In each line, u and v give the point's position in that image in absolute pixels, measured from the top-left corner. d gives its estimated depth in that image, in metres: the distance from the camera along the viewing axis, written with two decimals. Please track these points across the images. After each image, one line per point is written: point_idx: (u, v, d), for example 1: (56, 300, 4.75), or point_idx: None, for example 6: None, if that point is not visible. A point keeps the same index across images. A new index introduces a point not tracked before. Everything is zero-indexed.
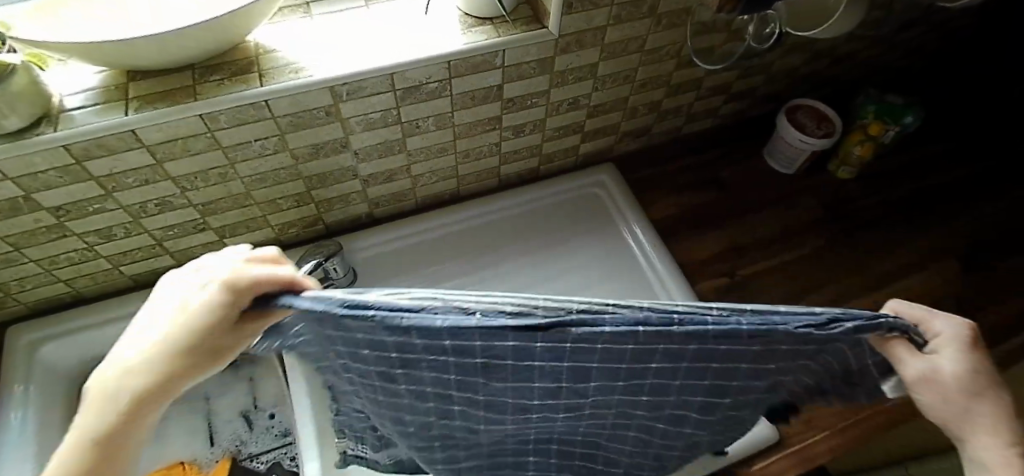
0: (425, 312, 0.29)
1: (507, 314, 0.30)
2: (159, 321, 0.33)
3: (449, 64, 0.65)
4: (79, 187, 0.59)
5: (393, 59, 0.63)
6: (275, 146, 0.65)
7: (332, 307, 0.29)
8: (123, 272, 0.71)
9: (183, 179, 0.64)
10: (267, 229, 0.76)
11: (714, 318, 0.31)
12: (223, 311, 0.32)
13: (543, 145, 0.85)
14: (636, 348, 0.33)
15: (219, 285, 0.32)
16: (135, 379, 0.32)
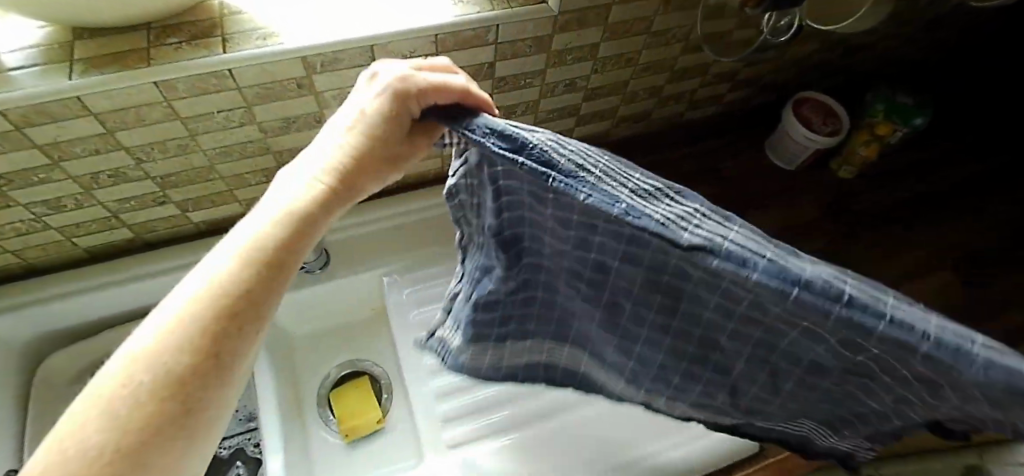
0: (562, 176, 0.27)
1: (636, 210, 0.26)
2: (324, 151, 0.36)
3: (437, 38, 0.59)
4: (20, 156, 0.53)
5: (374, 29, 0.56)
6: (241, 119, 0.59)
7: (478, 144, 0.30)
8: (76, 244, 0.66)
9: (138, 150, 0.58)
10: (235, 203, 0.71)
11: (815, 299, 0.24)
12: (394, 110, 0.36)
13: (535, 127, 0.79)
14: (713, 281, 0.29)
15: (381, 89, 0.36)
16: (296, 202, 0.33)
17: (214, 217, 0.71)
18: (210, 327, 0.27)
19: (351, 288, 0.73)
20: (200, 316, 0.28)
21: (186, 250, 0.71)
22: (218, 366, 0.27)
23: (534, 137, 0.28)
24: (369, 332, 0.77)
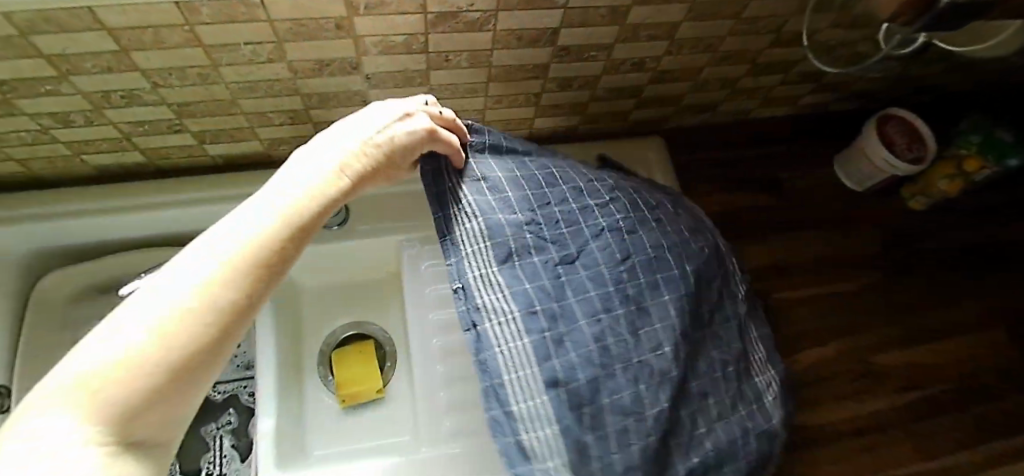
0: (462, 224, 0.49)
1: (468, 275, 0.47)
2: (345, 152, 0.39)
3: None
4: (26, 63, 0.48)
5: None
6: (269, 55, 0.53)
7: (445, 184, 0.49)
8: (85, 161, 0.63)
9: (154, 73, 0.53)
10: (255, 141, 0.65)
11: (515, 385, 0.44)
12: (409, 148, 0.43)
13: (589, 104, 0.71)
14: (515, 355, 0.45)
15: (410, 128, 0.43)
16: (310, 189, 0.35)
17: (231, 152, 0.66)
18: (253, 277, 0.29)
19: (367, 250, 0.70)
20: (238, 274, 0.28)
21: (198, 184, 0.66)
22: (245, 309, 0.28)
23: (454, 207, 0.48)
24: (381, 299, 0.73)
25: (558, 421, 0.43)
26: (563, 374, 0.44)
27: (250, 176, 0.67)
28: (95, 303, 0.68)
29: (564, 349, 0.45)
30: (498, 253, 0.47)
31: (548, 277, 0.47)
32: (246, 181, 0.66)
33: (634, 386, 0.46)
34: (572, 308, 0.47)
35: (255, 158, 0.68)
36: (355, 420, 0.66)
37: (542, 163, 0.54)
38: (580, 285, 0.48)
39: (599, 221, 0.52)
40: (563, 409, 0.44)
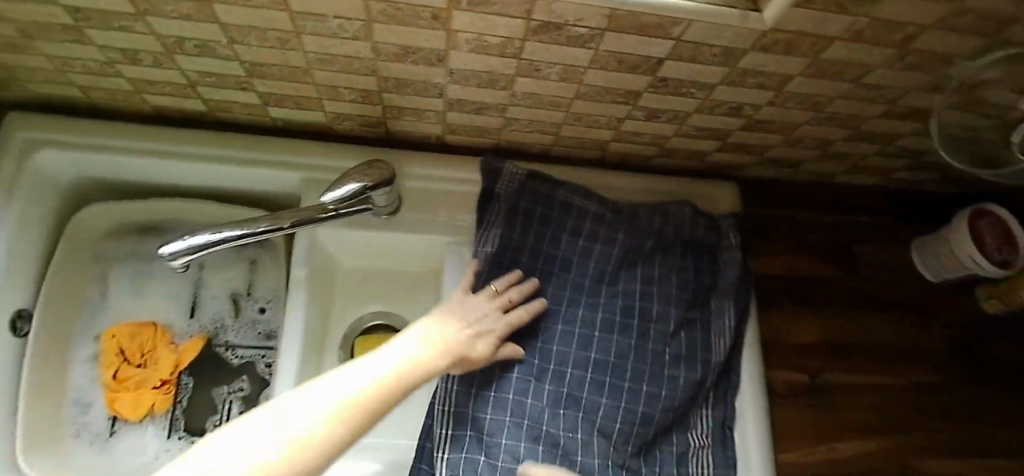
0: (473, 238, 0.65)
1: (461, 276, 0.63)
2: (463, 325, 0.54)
3: (613, 14, 0.47)
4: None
5: None
6: (355, 32, 0.50)
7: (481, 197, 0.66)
8: (145, 99, 0.61)
9: (234, 28, 0.50)
10: (320, 113, 0.62)
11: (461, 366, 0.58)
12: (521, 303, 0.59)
13: (671, 139, 0.66)
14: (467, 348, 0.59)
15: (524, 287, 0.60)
16: (422, 356, 0.49)
17: (292, 118, 0.63)
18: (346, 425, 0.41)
19: (412, 247, 0.67)
20: (348, 417, 0.42)
21: (251, 144, 0.63)
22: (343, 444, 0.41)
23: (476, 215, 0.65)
24: (414, 295, 0.70)
25: (471, 419, 0.56)
26: (476, 404, 0.57)
27: (307, 147, 0.64)
28: (126, 242, 0.67)
29: (506, 387, 0.58)
30: None
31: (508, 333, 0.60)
32: (302, 150, 0.64)
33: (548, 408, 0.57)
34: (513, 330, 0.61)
35: (315, 128, 0.65)
36: None
37: (581, 244, 0.65)
38: (537, 353, 0.60)
39: (577, 313, 0.62)
40: (462, 427, 0.56)
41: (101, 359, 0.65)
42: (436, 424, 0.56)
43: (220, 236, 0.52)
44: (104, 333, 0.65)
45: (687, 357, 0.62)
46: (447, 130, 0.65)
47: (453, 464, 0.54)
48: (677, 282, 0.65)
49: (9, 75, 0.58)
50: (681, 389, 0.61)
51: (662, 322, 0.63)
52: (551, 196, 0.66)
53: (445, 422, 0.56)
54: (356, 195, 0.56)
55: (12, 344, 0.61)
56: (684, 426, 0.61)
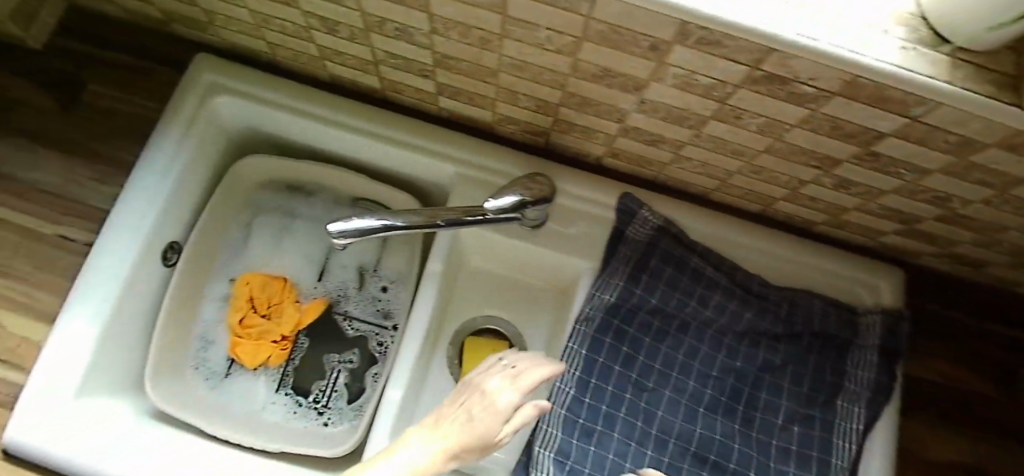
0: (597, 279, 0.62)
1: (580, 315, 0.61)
2: (460, 414, 0.46)
3: (852, 80, 0.41)
4: None
5: (789, 31, 0.39)
6: (560, 45, 0.47)
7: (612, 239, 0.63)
8: (325, 66, 0.63)
9: (441, 20, 0.49)
10: (488, 112, 0.61)
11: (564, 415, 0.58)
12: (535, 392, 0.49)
13: (848, 212, 0.60)
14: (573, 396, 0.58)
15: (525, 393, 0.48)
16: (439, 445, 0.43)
17: (459, 110, 0.63)
18: None
19: (545, 263, 0.66)
20: None
21: (414, 128, 0.64)
22: None
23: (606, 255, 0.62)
24: (534, 308, 0.70)
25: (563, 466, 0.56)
26: (576, 456, 0.56)
27: (465, 142, 0.64)
28: (276, 196, 0.71)
29: (603, 445, 0.57)
30: (584, 361, 0.58)
31: (614, 389, 0.58)
32: (459, 144, 0.63)
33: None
34: (621, 386, 0.58)
35: (476, 124, 0.65)
36: None
37: (705, 313, 0.61)
38: (640, 414, 0.58)
39: (687, 385, 0.59)
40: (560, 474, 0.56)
41: (231, 301, 0.68)
42: (535, 467, 0.56)
43: (376, 223, 0.51)
44: (238, 277, 0.68)
45: (793, 455, 0.58)
46: (608, 153, 0.63)
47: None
48: (792, 375, 0.60)
49: (209, 18, 0.60)
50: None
51: (769, 412, 0.59)
52: (684, 260, 0.62)
53: (546, 466, 0.56)
54: (513, 207, 0.54)
55: (159, 272, 0.64)
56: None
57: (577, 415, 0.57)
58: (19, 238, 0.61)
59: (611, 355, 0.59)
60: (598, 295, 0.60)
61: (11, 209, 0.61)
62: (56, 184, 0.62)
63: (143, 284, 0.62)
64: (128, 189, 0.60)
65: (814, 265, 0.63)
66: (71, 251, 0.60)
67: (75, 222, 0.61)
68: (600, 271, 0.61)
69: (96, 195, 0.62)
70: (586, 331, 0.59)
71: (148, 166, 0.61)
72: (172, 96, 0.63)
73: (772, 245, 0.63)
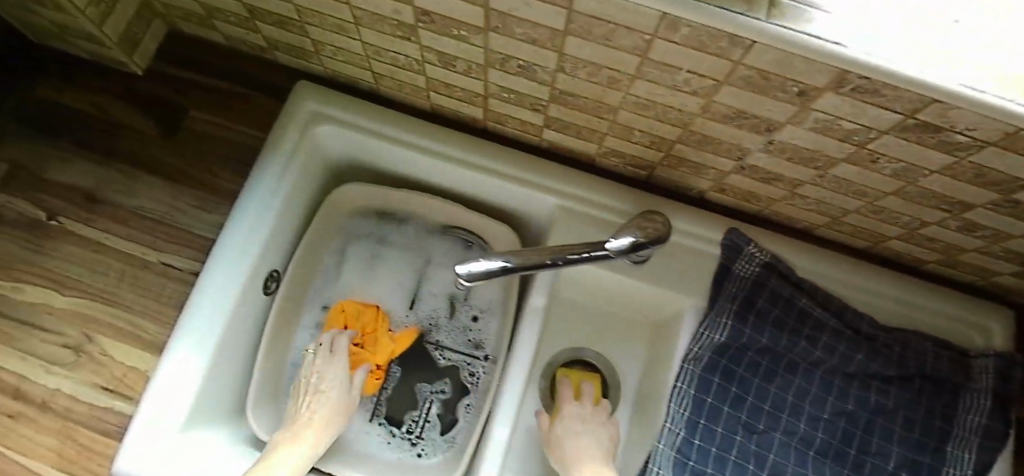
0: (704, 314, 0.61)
1: (687, 350, 0.60)
2: (317, 398, 0.60)
3: (1014, 133, 0.39)
4: (468, 8, 0.45)
5: (953, 82, 0.37)
6: (696, 87, 0.46)
7: (717, 271, 0.62)
8: (428, 97, 0.63)
9: (570, 60, 0.48)
10: (593, 144, 0.61)
11: (676, 450, 0.56)
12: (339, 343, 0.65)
13: (966, 254, 0.58)
14: (683, 433, 0.57)
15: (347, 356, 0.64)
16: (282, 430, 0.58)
17: (562, 141, 0.63)
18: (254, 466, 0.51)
19: (643, 299, 0.65)
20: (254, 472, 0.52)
21: (515, 161, 0.65)
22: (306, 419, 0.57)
23: (713, 289, 0.61)
24: (627, 341, 0.70)
25: None
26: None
27: (566, 175, 0.64)
28: (369, 223, 0.71)
29: None
30: (692, 401, 0.58)
31: (724, 430, 0.57)
32: (560, 177, 0.64)
33: None
34: (733, 426, 0.58)
35: (577, 156, 0.65)
36: None
37: (815, 353, 0.59)
38: (752, 457, 0.57)
39: (797, 428, 0.58)
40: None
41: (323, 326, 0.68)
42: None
43: (491, 264, 0.50)
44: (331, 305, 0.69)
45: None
46: (715, 188, 0.62)
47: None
48: (903, 420, 0.58)
49: (316, 48, 0.60)
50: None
51: (880, 457, 0.58)
52: (791, 299, 0.60)
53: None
54: (629, 248, 0.53)
55: (259, 301, 0.64)
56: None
57: (687, 456, 0.56)
58: (123, 266, 0.61)
59: (719, 395, 0.58)
60: (707, 334, 0.60)
61: (115, 237, 0.61)
62: (159, 211, 0.62)
63: (245, 314, 0.61)
64: (233, 218, 0.60)
65: (921, 305, 0.62)
66: (175, 279, 0.60)
67: (177, 251, 0.61)
68: (706, 310, 0.61)
69: (197, 223, 0.62)
70: (694, 370, 0.59)
71: (253, 195, 0.60)
72: (272, 124, 0.63)
73: (878, 285, 0.62)
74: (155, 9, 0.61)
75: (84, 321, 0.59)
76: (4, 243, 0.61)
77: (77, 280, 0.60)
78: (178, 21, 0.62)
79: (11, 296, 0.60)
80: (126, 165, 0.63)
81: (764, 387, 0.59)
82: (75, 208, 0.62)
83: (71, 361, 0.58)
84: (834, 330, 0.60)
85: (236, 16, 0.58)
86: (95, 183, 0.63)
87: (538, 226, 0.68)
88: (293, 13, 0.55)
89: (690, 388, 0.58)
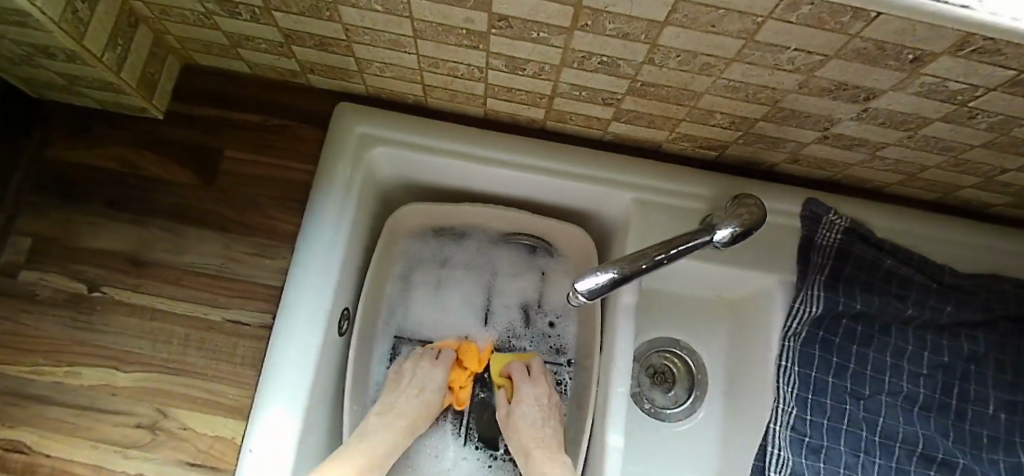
0: (794, 289, 0.60)
1: (782, 328, 0.59)
2: (409, 394, 0.60)
3: None
4: (553, 8, 0.41)
5: None
6: (799, 64, 0.44)
7: (802, 244, 0.60)
8: (484, 103, 0.60)
9: (663, 50, 0.45)
10: (664, 132, 0.59)
11: (791, 428, 0.56)
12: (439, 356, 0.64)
13: None
14: (795, 411, 0.56)
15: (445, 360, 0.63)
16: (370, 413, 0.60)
17: (629, 133, 0.61)
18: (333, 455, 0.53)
19: (726, 282, 0.64)
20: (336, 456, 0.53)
21: (581, 157, 0.61)
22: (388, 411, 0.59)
23: (800, 263, 0.60)
24: (707, 325, 0.70)
25: None
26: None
27: (636, 164, 0.62)
28: (427, 243, 0.69)
29: (835, 459, 0.55)
30: (799, 378, 0.57)
31: (834, 401, 0.57)
32: (631, 170, 0.61)
33: None
34: (840, 395, 0.57)
35: (643, 144, 0.63)
36: (665, 442, 0.65)
37: (908, 312, 0.59)
38: (864, 424, 0.57)
39: (901, 387, 0.58)
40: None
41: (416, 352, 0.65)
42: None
43: (603, 277, 0.47)
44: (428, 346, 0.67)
45: (1007, 441, 0.57)
46: (789, 160, 0.61)
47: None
48: (994, 364, 0.59)
49: (360, 66, 0.56)
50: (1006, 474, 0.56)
51: (980, 403, 0.58)
52: (878, 263, 0.60)
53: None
54: (729, 239, 0.53)
55: (336, 344, 0.59)
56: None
57: (803, 433, 0.56)
58: (186, 329, 0.56)
59: (823, 367, 0.57)
60: (802, 307, 0.58)
61: (169, 298, 0.57)
62: (215, 264, 0.58)
63: (328, 360, 0.57)
64: (298, 263, 0.56)
65: (990, 246, 0.64)
66: (246, 336, 0.56)
67: (243, 305, 0.57)
68: (797, 284, 0.60)
69: (260, 270, 0.58)
70: (796, 346, 0.58)
71: (315, 235, 0.56)
72: (322, 154, 0.59)
73: (949, 234, 0.63)
74: (171, 45, 0.59)
75: (154, 395, 0.55)
76: (50, 325, 0.56)
77: (139, 352, 0.55)
78: (193, 55, 0.60)
79: (67, 381, 0.55)
80: (171, 219, 0.59)
81: (864, 353, 0.58)
82: (119, 274, 0.57)
83: (147, 442, 0.54)
84: (923, 288, 0.59)
85: (269, 43, 0.55)
86: (136, 245, 0.58)
87: (609, 220, 0.66)
88: (341, 33, 0.51)
89: (792, 364, 0.58)
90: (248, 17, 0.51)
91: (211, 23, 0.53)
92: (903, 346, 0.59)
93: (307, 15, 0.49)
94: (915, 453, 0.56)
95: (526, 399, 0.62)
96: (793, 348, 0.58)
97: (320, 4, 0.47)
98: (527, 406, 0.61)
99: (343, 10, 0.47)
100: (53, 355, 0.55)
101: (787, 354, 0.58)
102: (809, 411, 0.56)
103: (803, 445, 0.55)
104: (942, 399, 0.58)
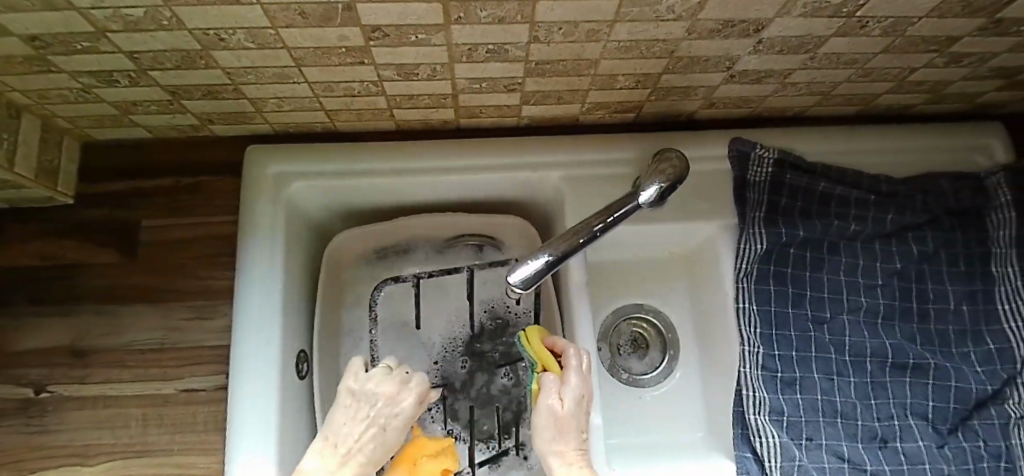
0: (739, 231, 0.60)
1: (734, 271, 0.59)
2: (374, 431, 0.47)
3: None
4: (419, 8, 0.40)
5: None
6: (681, 11, 0.43)
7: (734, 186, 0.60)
8: (392, 115, 0.59)
9: (543, 27, 0.44)
10: (576, 105, 0.59)
11: (760, 368, 0.56)
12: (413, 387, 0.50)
13: (952, 84, 0.59)
14: (761, 350, 0.56)
15: (413, 384, 0.50)
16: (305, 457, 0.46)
17: (542, 113, 0.61)
18: None
19: (671, 238, 0.64)
20: None
21: (502, 147, 0.61)
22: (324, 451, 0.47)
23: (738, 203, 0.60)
24: (665, 284, 0.70)
25: (780, 421, 0.54)
26: (790, 409, 0.55)
27: (557, 143, 0.61)
28: (375, 266, 0.68)
29: (811, 387, 0.56)
30: (760, 316, 0.57)
31: (798, 332, 0.57)
32: (553, 149, 0.61)
33: (860, 400, 0.56)
34: (801, 326, 0.57)
35: (561, 120, 0.63)
36: (649, 408, 0.65)
37: (851, 228, 0.59)
38: (831, 347, 0.57)
39: (860, 302, 0.58)
40: (782, 432, 0.54)
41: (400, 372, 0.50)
42: (758, 436, 0.54)
43: (537, 263, 0.46)
44: None
45: (973, 332, 0.58)
46: (705, 105, 0.61)
47: (789, 470, 0.52)
48: (946, 260, 0.60)
49: (256, 106, 0.55)
50: (978, 365, 0.57)
51: (940, 301, 0.59)
52: (811, 187, 0.60)
53: (767, 430, 0.54)
54: (657, 198, 0.52)
55: (299, 388, 0.59)
56: (1002, 398, 0.56)
57: (774, 369, 0.56)
58: (142, 409, 0.55)
59: (780, 300, 0.58)
60: (747, 248, 0.58)
61: (117, 382, 0.55)
62: (158, 337, 0.56)
63: (292, 406, 0.56)
64: (238, 317, 0.54)
65: (920, 146, 0.65)
66: (204, 402, 0.55)
67: (195, 371, 0.56)
68: (738, 225, 0.60)
69: (205, 333, 0.57)
70: (750, 286, 0.58)
71: (249, 285, 0.55)
72: (241, 202, 0.58)
73: (879, 142, 0.64)
74: (61, 127, 0.57)
75: None
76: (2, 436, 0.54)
77: (100, 443, 0.54)
78: (88, 131, 0.58)
79: None
80: (102, 302, 0.57)
81: (818, 278, 0.59)
82: (61, 369, 0.55)
83: None
84: (862, 201, 0.60)
85: (157, 103, 0.53)
86: (73, 336, 0.56)
87: (546, 202, 0.65)
88: (224, 77, 0.49)
89: (750, 304, 0.57)
90: (126, 82, 0.49)
91: (93, 97, 0.51)
92: (854, 262, 0.59)
93: (184, 67, 0.47)
94: (886, 365, 0.57)
95: (578, 401, 0.48)
96: (748, 287, 0.58)
97: (191, 54, 0.45)
98: (579, 412, 0.48)
99: (217, 54, 0.46)
100: (12, 465, 0.53)
101: (744, 297, 0.58)
102: (775, 347, 0.56)
103: (775, 382, 0.55)
104: (902, 306, 0.59)
